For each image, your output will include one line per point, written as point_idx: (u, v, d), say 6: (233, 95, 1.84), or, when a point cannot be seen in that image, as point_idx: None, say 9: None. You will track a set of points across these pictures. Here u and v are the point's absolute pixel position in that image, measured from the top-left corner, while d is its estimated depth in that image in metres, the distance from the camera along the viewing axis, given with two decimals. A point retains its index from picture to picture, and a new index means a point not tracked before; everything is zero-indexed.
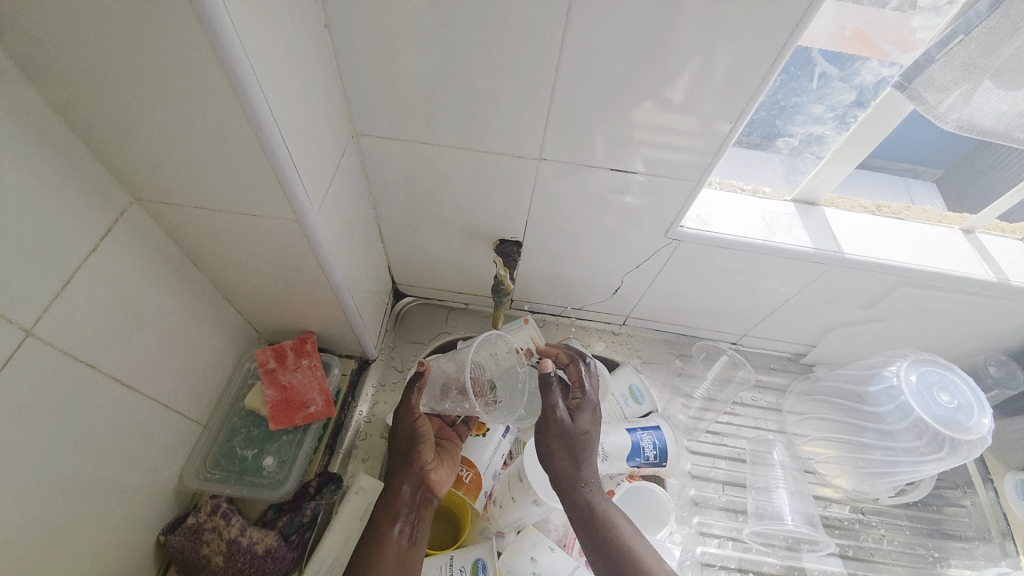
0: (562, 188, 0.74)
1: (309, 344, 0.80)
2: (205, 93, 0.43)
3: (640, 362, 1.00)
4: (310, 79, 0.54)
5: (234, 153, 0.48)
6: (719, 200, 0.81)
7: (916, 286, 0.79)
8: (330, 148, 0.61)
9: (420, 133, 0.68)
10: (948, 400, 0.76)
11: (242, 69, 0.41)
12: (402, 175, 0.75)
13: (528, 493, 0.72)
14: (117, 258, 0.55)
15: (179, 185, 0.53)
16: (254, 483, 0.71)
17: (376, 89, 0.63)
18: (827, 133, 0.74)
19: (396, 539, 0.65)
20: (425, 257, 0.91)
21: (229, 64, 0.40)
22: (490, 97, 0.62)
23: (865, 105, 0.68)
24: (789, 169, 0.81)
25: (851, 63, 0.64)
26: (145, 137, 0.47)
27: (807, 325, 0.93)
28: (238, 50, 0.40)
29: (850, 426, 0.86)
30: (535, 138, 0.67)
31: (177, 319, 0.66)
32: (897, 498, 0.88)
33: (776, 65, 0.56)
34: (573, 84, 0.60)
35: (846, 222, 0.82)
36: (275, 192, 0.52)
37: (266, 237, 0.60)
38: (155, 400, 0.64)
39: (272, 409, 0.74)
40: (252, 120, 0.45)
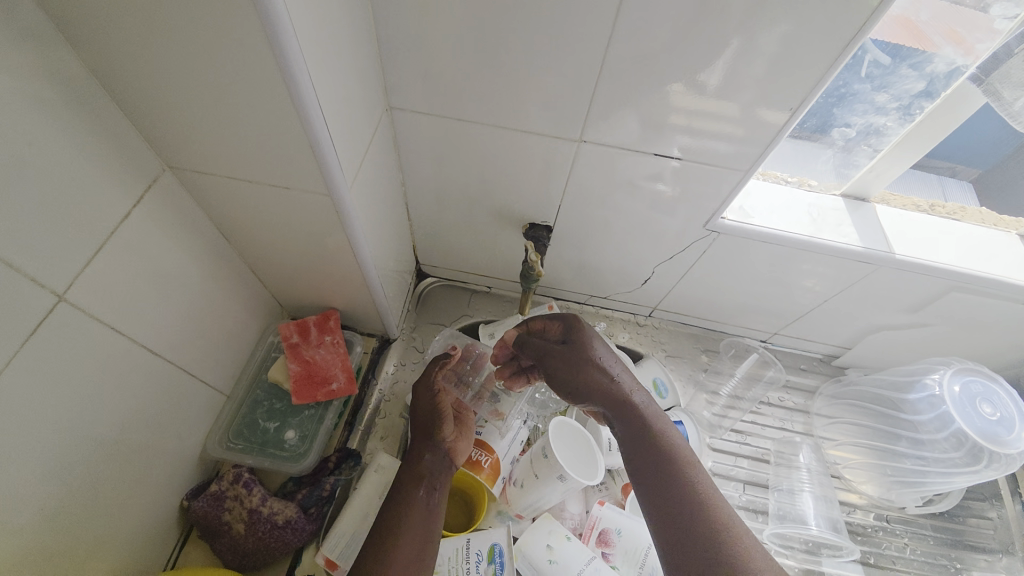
0: (599, 172, 0.71)
1: (332, 320, 0.80)
2: (247, 58, 0.41)
3: (664, 355, 0.98)
4: (349, 48, 0.51)
5: (272, 123, 0.46)
6: (762, 192, 0.78)
7: (968, 292, 0.75)
8: (365, 121, 0.59)
9: (456, 109, 0.65)
10: (990, 412, 0.72)
11: (283, 33, 0.39)
12: (435, 152, 0.72)
13: (554, 470, 0.70)
14: (149, 226, 0.55)
15: (211, 153, 0.52)
16: (275, 455, 0.72)
17: (415, 61, 0.60)
18: (888, 124, 0.69)
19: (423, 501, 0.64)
20: (451, 237, 0.89)
21: (270, 27, 0.38)
22: (533, 72, 0.59)
23: (934, 95, 0.64)
24: (840, 162, 0.76)
25: (921, 52, 0.60)
26: (179, 102, 0.46)
27: (843, 327, 0.89)
28: (281, 13, 0.38)
29: (886, 433, 0.85)
30: (576, 119, 0.64)
31: (205, 290, 0.66)
32: (924, 508, 0.84)
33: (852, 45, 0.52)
34: (622, 63, 0.57)
35: (897, 221, 0.77)
36: (311, 165, 0.50)
37: (296, 210, 0.58)
38: (181, 369, 0.64)
39: (295, 383, 0.74)
40: (291, 88, 0.43)
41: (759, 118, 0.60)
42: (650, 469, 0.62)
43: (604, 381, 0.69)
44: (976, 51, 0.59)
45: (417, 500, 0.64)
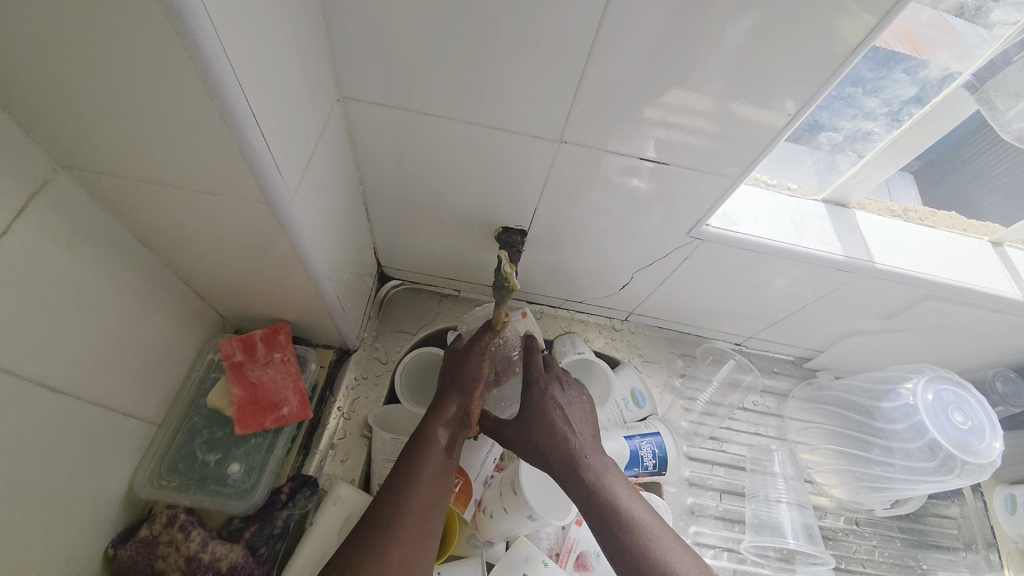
0: (578, 174, 0.66)
1: (283, 335, 0.71)
2: (146, 39, 0.32)
3: (640, 361, 0.95)
4: (288, 27, 0.43)
5: (188, 121, 0.38)
6: (744, 196, 0.74)
7: (942, 301, 0.75)
8: (311, 115, 0.50)
9: (419, 101, 0.58)
10: (961, 421, 0.74)
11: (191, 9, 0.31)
12: (396, 148, 0.65)
13: (523, 510, 0.67)
14: (43, 241, 0.45)
15: (115, 153, 0.42)
16: (217, 493, 0.64)
17: (370, 46, 0.52)
18: (875, 130, 0.67)
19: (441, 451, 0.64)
20: (415, 240, 0.82)
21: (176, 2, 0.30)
22: (506, 63, 0.53)
23: (924, 102, 0.62)
24: (824, 166, 0.73)
25: (912, 61, 0.59)
26: (65, 92, 0.37)
27: (817, 331, 0.89)
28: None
29: (858, 440, 0.85)
30: (554, 117, 0.58)
31: (124, 308, 0.56)
32: (892, 510, 0.85)
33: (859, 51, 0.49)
34: (606, 56, 0.51)
35: (877, 227, 0.76)
36: (242, 170, 0.42)
37: (230, 219, 0.50)
38: (97, 402, 0.55)
39: (238, 409, 0.66)
40: (207, 80, 0.34)
41: (749, 121, 0.56)
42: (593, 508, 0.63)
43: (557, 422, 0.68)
44: (967, 59, 0.58)
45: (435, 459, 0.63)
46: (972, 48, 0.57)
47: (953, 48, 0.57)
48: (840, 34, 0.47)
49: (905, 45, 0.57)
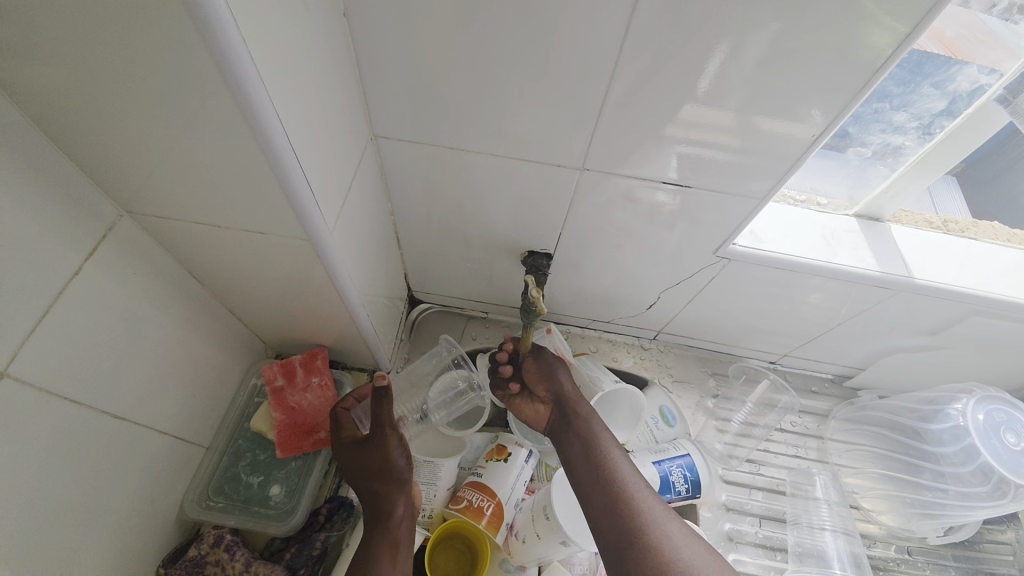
0: (598, 199, 0.67)
1: (320, 360, 0.74)
2: (203, 100, 0.36)
3: (670, 381, 0.93)
4: (325, 76, 0.47)
5: (239, 168, 0.42)
6: (772, 214, 0.74)
7: (990, 315, 0.72)
8: (348, 155, 0.54)
9: (444, 136, 0.61)
10: (1014, 442, 0.72)
11: (248, 76, 0.35)
12: (423, 180, 0.68)
13: (557, 535, 0.67)
14: (108, 281, 0.50)
15: (174, 199, 0.47)
16: (260, 514, 0.67)
17: (398, 87, 0.56)
18: (906, 144, 0.65)
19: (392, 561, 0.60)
20: (443, 266, 0.85)
21: (233, 74, 0.34)
22: (524, 97, 0.55)
23: (954, 115, 0.61)
24: (855, 179, 0.73)
25: (945, 67, 0.57)
26: (133, 148, 0.42)
27: (855, 349, 0.86)
28: (244, 59, 0.34)
29: (905, 464, 0.82)
30: (575, 144, 0.60)
31: (178, 338, 0.61)
32: (944, 537, 0.80)
33: (887, 63, 0.48)
34: (625, 86, 0.53)
35: (915, 241, 0.73)
36: (286, 209, 0.46)
37: (274, 254, 0.54)
38: (153, 427, 0.59)
39: (279, 433, 0.69)
40: (258, 132, 0.38)
41: (774, 137, 0.56)
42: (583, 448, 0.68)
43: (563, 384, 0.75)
44: (1003, 65, 0.55)
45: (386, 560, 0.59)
46: (1010, 52, 0.54)
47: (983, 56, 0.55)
48: (872, 43, 0.46)
49: (942, 48, 0.55)
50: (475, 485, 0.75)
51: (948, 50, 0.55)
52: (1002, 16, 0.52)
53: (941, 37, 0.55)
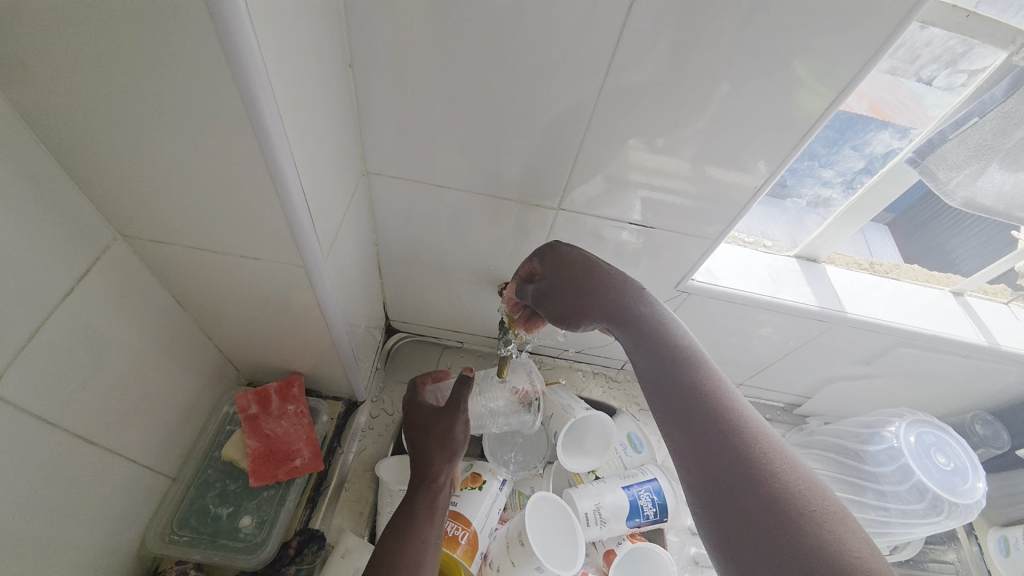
0: (572, 236, 0.73)
1: (296, 387, 0.74)
2: (222, 135, 0.40)
3: (637, 410, 0.98)
4: (329, 116, 0.51)
5: (245, 196, 0.45)
6: (725, 254, 0.82)
7: (913, 346, 0.81)
8: (343, 188, 0.58)
9: (432, 174, 0.66)
10: (944, 462, 0.80)
11: (269, 117, 0.39)
12: (409, 215, 0.72)
13: (531, 560, 0.67)
14: (96, 302, 0.51)
15: (173, 224, 0.49)
16: (228, 547, 0.65)
17: (392, 128, 0.61)
18: (834, 197, 0.76)
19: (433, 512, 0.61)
20: (422, 296, 0.88)
21: (256, 114, 0.38)
22: (508, 143, 0.61)
23: (872, 172, 0.71)
24: (794, 225, 0.82)
25: (863, 131, 0.67)
26: (142, 175, 0.44)
27: (803, 378, 0.94)
28: (268, 102, 0.38)
29: (851, 484, 0.88)
30: (552, 186, 0.66)
31: (155, 362, 0.60)
32: (890, 557, 0.87)
33: (816, 125, 0.57)
34: (599, 136, 0.60)
35: (847, 280, 0.83)
36: (285, 236, 0.49)
37: (264, 279, 0.56)
38: (121, 453, 0.58)
39: (252, 462, 0.68)
40: (270, 166, 0.42)
41: (724, 185, 0.64)
42: (667, 386, 0.49)
43: (607, 291, 0.58)
44: (920, 125, 0.66)
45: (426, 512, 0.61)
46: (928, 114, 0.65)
47: (910, 117, 0.65)
48: (813, 104, 0.55)
49: (870, 111, 0.65)
50: (450, 514, 0.75)
51: (875, 112, 0.65)
52: (923, 83, 0.62)
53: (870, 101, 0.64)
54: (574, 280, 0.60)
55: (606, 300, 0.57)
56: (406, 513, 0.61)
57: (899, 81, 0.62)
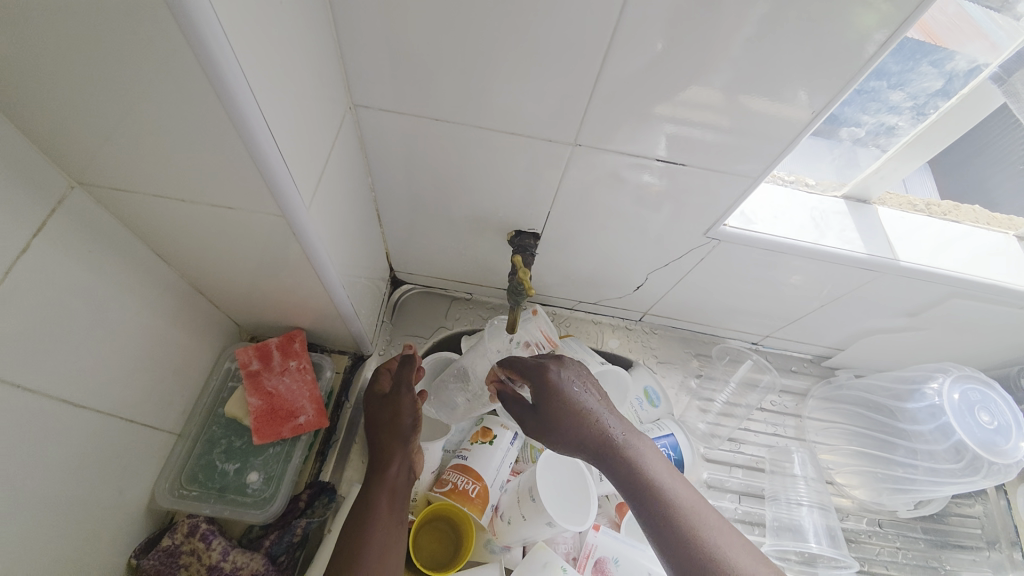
0: (589, 177, 0.65)
1: (297, 343, 0.71)
2: (157, 57, 0.32)
3: (655, 362, 0.94)
4: (297, 34, 0.42)
5: (203, 136, 0.38)
6: (762, 195, 0.73)
7: (966, 297, 0.73)
8: (324, 124, 0.50)
9: (428, 106, 0.57)
10: (988, 421, 0.74)
11: (210, 32, 0.31)
12: (406, 154, 0.64)
13: (543, 516, 0.67)
14: (60, 260, 0.46)
15: (131, 171, 0.43)
16: (237, 502, 0.65)
17: (378, 52, 0.52)
18: (899, 124, 0.65)
19: (388, 517, 0.63)
20: (426, 245, 0.82)
21: (193, 30, 0.30)
22: (514, 68, 0.52)
23: (950, 94, 0.60)
24: (845, 161, 0.72)
25: (939, 49, 0.56)
26: (78, 112, 0.37)
27: (837, 330, 0.87)
28: (205, 13, 0.30)
29: (881, 441, 0.85)
30: (569, 118, 0.57)
31: (141, 321, 0.57)
32: (914, 511, 0.84)
33: (884, 45, 0.47)
34: (621, 57, 0.50)
35: (900, 224, 0.74)
36: (259, 184, 0.43)
37: (243, 230, 0.50)
38: (118, 416, 0.56)
39: (256, 419, 0.67)
40: (223, 98, 0.35)
41: (767, 118, 0.55)
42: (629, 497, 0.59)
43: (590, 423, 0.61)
44: (988, 55, 0.56)
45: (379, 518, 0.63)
46: (992, 45, 0.55)
47: (972, 44, 0.56)
48: (870, 21, 0.45)
49: (924, 35, 0.54)
50: (460, 468, 0.73)
51: (928, 37, 0.54)
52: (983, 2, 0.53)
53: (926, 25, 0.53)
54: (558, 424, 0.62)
55: (584, 416, 0.61)
56: (359, 513, 0.63)
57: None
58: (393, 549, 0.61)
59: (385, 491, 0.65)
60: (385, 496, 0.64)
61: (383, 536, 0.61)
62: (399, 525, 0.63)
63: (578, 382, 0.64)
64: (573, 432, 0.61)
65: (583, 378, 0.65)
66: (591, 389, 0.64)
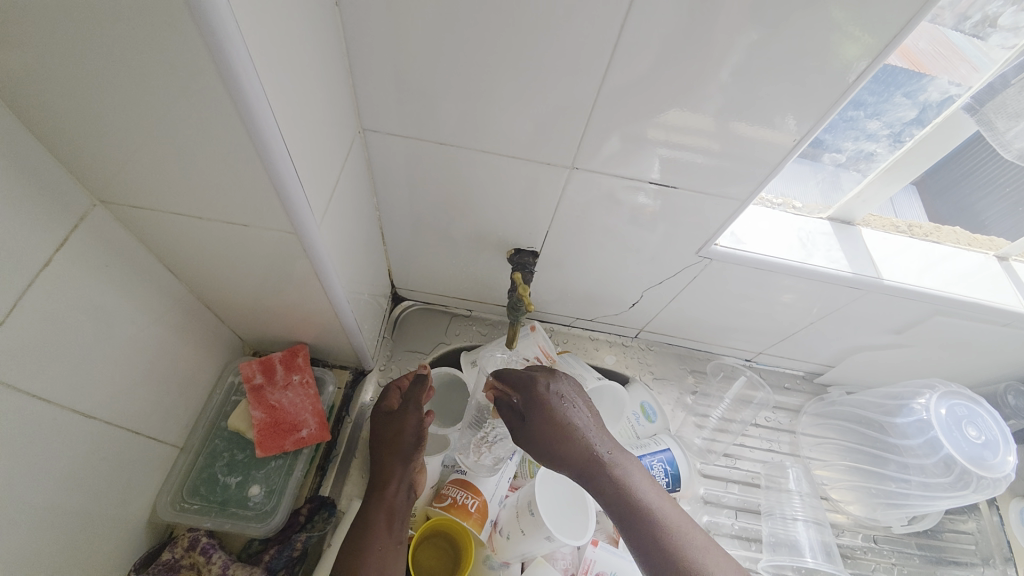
0: (586, 198, 0.68)
1: (301, 357, 0.73)
2: (188, 84, 0.35)
3: (651, 378, 0.95)
4: (314, 64, 0.45)
5: (224, 156, 0.41)
6: (751, 216, 0.76)
7: (950, 314, 0.76)
8: (336, 147, 0.53)
9: (433, 129, 0.60)
10: (975, 435, 0.76)
11: (239, 62, 0.34)
12: (411, 174, 0.67)
13: (542, 530, 0.67)
14: (79, 272, 0.48)
15: (153, 190, 0.46)
16: (238, 515, 0.65)
17: (387, 79, 0.55)
18: (877, 151, 0.68)
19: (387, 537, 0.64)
20: (427, 262, 0.84)
21: (224, 60, 0.33)
22: (514, 95, 0.55)
23: (924, 124, 0.64)
24: (829, 185, 0.76)
25: (915, 79, 0.59)
26: (109, 134, 0.40)
27: (827, 347, 0.89)
28: (236, 46, 0.33)
29: (872, 456, 0.87)
30: (566, 141, 0.60)
31: (150, 333, 0.58)
32: (909, 527, 0.85)
33: (862, 75, 0.50)
34: (614, 86, 0.53)
35: (883, 244, 0.77)
36: (274, 202, 0.45)
37: (255, 247, 0.53)
38: (124, 426, 0.57)
39: (259, 432, 0.68)
40: (246, 121, 0.37)
41: (754, 143, 0.58)
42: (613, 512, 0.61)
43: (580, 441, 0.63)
44: (969, 79, 0.59)
45: (378, 537, 0.63)
46: (975, 68, 0.58)
47: (955, 70, 0.58)
48: (849, 53, 0.48)
49: (906, 61, 0.57)
50: (460, 483, 0.74)
51: (909, 62, 0.57)
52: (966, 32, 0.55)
53: (908, 52, 0.56)
54: (550, 443, 0.62)
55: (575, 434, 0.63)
56: (356, 531, 0.64)
57: (941, 29, 0.54)
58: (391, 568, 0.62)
59: (384, 510, 0.66)
60: (383, 515, 0.65)
61: (380, 556, 0.62)
62: (397, 545, 0.64)
63: (570, 399, 0.65)
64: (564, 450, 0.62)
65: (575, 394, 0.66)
66: (582, 406, 0.65)
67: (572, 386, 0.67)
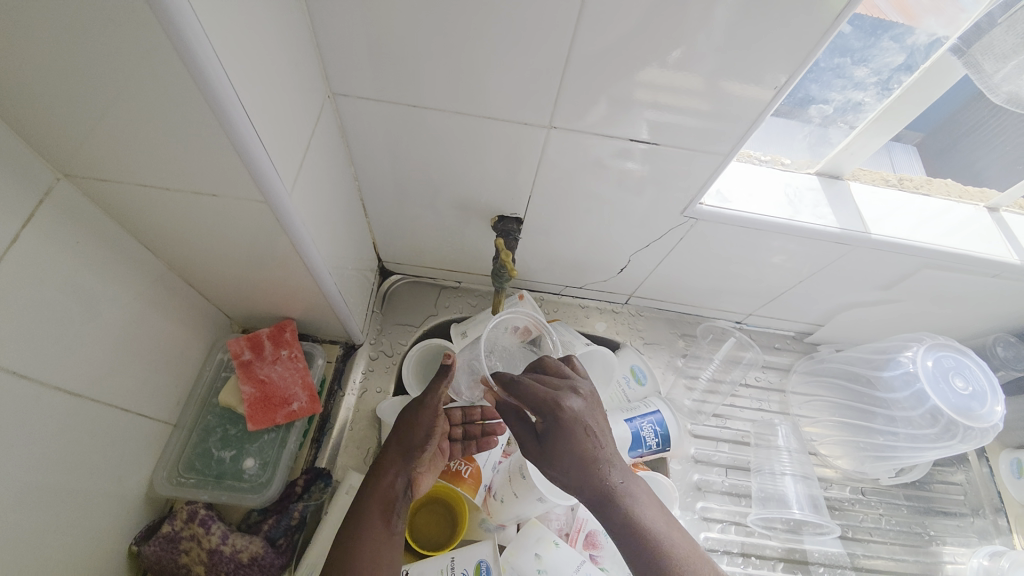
0: (568, 161, 0.66)
1: (288, 332, 0.73)
2: (133, 47, 0.33)
3: (642, 343, 0.96)
4: (273, 24, 0.44)
5: (184, 124, 0.39)
6: (737, 174, 0.75)
7: (939, 267, 0.76)
8: (304, 114, 0.51)
9: (406, 94, 0.58)
10: (962, 386, 0.76)
11: (184, 21, 0.32)
12: (387, 142, 0.65)
13: (533, 492, 0.68)
14: (51, 252, 0.47)
15: (116, 162, 0.45)
16: (234, 488, 0.67)
17: (354, 41, 0.53)
18: (865, 100, 0.67)
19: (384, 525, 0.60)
20: (412, 234, 0.83)
21: (168, 20, 0.32)
22: (487, 55, 0.53)
23: (913, 69, 0.62)
24: (816, 139, 0.74)
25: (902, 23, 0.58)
26: (61, 103, 0.38)
27: (816, 305, 0.89)
28: (180, 4, 0.31)
29: (860, 411, 0.88)
30: (544, 101, 0.58)
31: (132, 313, 0.58)
32: (896, 478, 0.87)
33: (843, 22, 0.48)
34: (589, 40, 0.51)
35: (872, 198, 0.76)
36: (241, 171, 0.44)
37: (229, 220, 0.52)
38: (113, 405, 0.57)
39: (249, 407, 0.68)
40: (200, 86, 0.36)
41: (736, 99, 0.56)
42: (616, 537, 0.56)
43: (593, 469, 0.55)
44: (955, 21, 0.57)
45: (374, 526, 0.60)
46: (962, 8, 0.56)
47: (942, 11, 0.57)
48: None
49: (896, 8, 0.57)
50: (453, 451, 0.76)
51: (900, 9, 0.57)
52: None
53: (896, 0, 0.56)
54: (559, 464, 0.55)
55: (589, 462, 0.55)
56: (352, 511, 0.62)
57: None
58: (385, 554, 0.58)
59: (381, 499, 0.63)
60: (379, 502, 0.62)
61: (376, 542, 0.59)
62: (394, 536, 0.61)
63: (591, 422, 0.56)
64: (573, 474, 0.56)
65: (598, 413, 0.57)
66: (603, 427, 0.57)
67: (593, 404, 0.57)
